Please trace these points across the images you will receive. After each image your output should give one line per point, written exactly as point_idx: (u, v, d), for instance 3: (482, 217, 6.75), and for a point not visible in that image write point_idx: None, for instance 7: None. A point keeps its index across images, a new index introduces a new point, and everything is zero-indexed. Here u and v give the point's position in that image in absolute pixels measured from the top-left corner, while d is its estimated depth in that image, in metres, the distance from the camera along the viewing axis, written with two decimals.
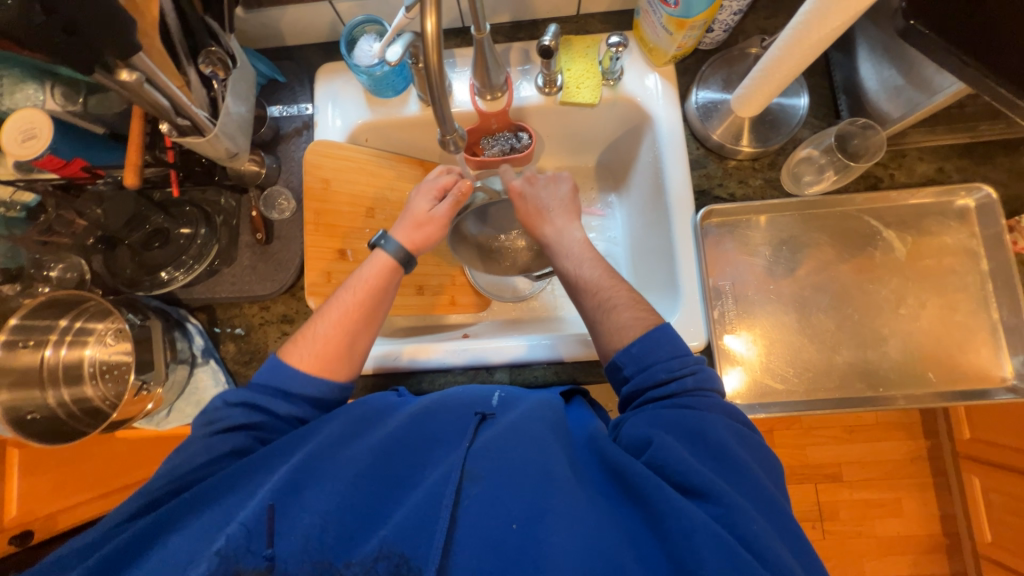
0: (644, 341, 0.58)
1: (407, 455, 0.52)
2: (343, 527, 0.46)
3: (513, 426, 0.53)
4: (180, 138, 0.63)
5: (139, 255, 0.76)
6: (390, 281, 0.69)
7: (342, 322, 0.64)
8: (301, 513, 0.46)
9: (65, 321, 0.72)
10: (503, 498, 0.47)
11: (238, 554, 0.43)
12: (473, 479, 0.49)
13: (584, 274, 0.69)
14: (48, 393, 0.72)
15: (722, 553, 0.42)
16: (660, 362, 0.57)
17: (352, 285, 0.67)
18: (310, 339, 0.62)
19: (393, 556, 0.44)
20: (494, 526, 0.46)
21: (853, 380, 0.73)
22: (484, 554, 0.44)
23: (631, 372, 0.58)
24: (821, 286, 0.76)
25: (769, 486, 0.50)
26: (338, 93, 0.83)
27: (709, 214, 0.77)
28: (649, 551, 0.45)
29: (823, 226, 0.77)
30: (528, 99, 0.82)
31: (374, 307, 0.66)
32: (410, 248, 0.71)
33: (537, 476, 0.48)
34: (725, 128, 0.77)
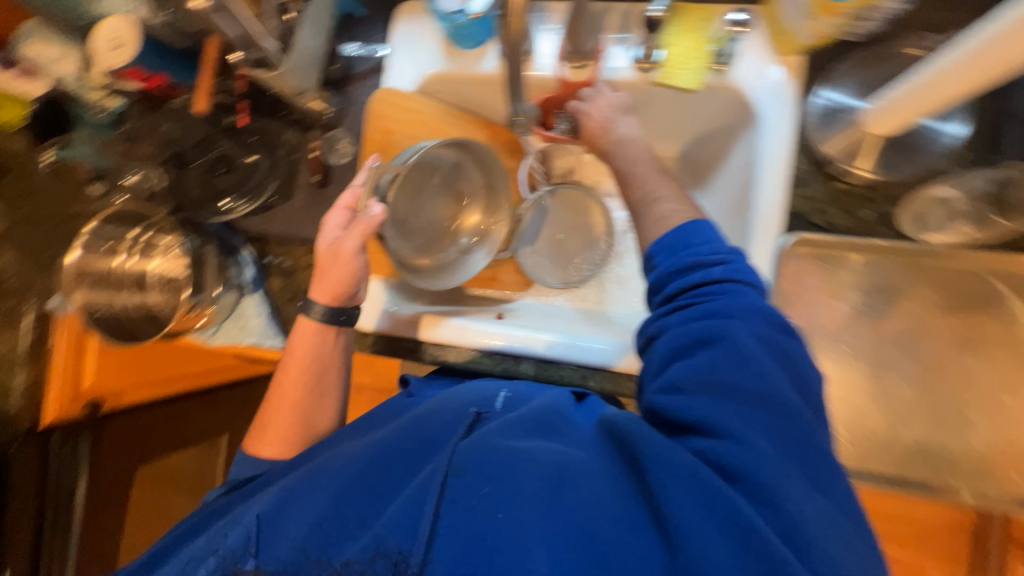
0: (677, 232, 0.53)
1: (399, 453, 0.51)
2: (330, 529, 0.46)
3: (505, 421, 0.51)
4: (250, 71, 0.61)
5: (208, 177, 0.78)
6: (324, 335, 0.68)
7: (288, 404, 0.67)
8: (291, 522, 0.47)
9: (135, 233, 0.78)
10: (489, 487, 0.44)
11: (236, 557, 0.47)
12: (456, 472, 0.45)
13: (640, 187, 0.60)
14: (120, 296, 0.79)
15: (714, 508, 0.38)
16: (693, 249, 0.51)
17: (286, 364, 0.68)
18: (267, 434, 0.66)
19: (391, 552, 0.42)
20: (476, 522, 0.42)
21: (914, 459, 0.65)
22: (466, 546, 0.41)
23: (662, 262, 0.52)
24: (908, 349, 0.66)
25: (800, 407, 0.43)
26: (414, 36, 0.77)
27: (798, 241, 0.66)
28: (645, 513, 0.41)
29: (933, 281, 0.65)
30: (619, 71, 0.73)
31: (322, 368, 0.68)
32: (334, 301, 0.67)
33: (522, 465, 0.45)
34: (843, 141, 0.65)
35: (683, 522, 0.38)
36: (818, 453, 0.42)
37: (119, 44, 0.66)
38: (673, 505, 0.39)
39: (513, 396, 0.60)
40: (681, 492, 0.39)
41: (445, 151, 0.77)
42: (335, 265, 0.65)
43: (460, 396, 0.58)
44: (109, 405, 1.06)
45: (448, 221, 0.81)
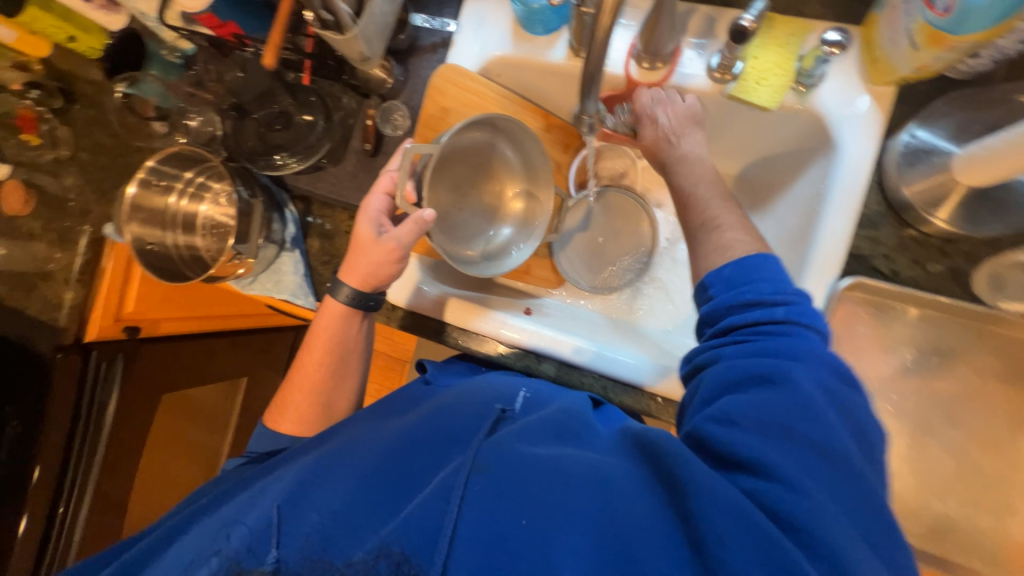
0: (740, 265, 0.52)
1: (422, 446, 0.50)
2: (348, 519, 0.43)
3: (528, 425, 0.51)
4: (321, 32, 0.61)
5: (263, 130, 0.79)
6: (352, 318, 0.69)
7: (308, 385, 0.69)
8: (310, 509, 0.44)
9: (190, 175, 0.80)
10: (513, 491, 0.43)
11: (246, 556, 0.41)
12: (481, 470, 0.44)
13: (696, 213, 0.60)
14: (168, 233, 0.81)
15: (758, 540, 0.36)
16: (753, 285, 0.50)
17: (311, 343, 0.70)
18: (286, 410, 0.69)
19: (394, 552, 0.40)
20: (500, 525, 0.41)
21: (943, 536, 0.60)
22: (487, 552, 0.39)
23: (716, 291, 0.52)
24: (958, 419, 0.61)
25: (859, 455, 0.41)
26: (485, 15, 0.75)
27: (856, 286, 0.62)
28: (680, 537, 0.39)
29: (999, 350, 0.60)
30: (692, 78, 0.68)
31: (343, 350, 0.70)
32: (362, 288, 0.67)
33: (550, 473, 0.44)
34: (926, 186, 0.60)
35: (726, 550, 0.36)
36: (877, 500, 0.39)
37: None
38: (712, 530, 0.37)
39: (530, 398, 0.62)
40: (731, 524, 0.37)
41: (472, 131, 0.73)
42: (374, 249, 0.65)
43: (475, 392, 0.60)
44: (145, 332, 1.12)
45: (490, 200, 0.80)
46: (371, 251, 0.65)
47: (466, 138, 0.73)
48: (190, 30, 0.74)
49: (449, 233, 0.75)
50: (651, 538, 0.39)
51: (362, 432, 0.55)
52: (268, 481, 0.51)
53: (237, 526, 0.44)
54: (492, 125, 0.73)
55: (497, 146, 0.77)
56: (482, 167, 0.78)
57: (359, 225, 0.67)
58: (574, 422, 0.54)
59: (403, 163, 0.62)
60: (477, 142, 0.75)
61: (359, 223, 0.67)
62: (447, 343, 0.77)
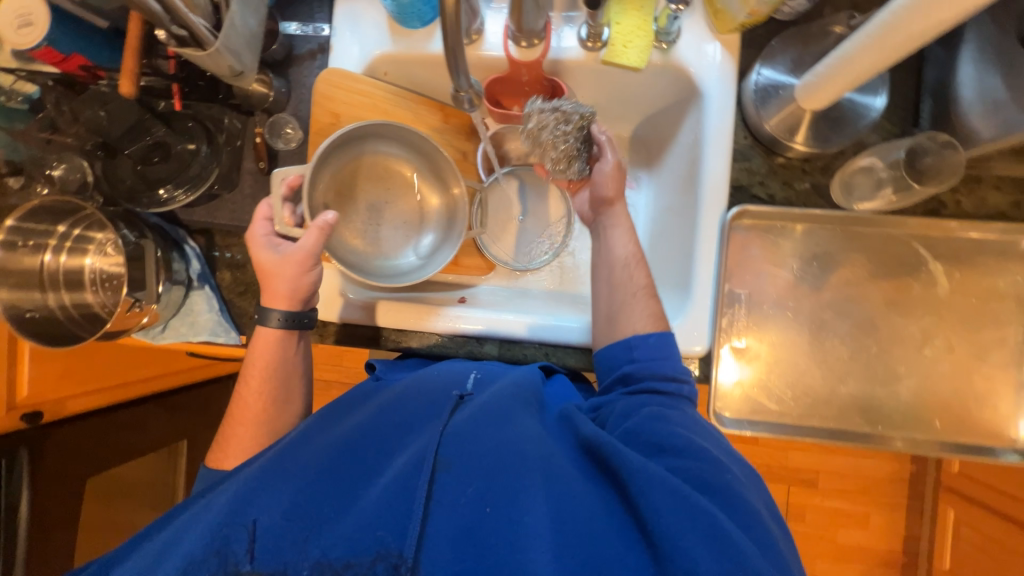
0: (660, 338, 0.63)
1: (378, 441, 0.55)
2: (311, 524, 0.47)
3: (486, 407, 0.56)
4: (179, 50, 0.58)
5: (141, 167, 0.73)
6: (292, 339, 0.67)
7: (251, 415, 0.65)
8: (265, 507, 0.48)
9: (64, 228, 0.73)
10: (478, 484, 0.49)
11: (212, 566, 0.45)
12: (444, 466, 0.50)
13: (634, 278, 0.67)
14: (48, 294, 0.73)
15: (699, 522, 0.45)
16: (665, 361, 0.62)
17: (248, 373, 0.66)
18: (229, 447, 0.64)
19: (393, 554, 0.45)
20: (467, 516, 0.47)
21: (851, 414, 0.70)
22: (456, 540, 0.45)
23: (638, 353, 0.62)
24: (844, 311, 0.71)
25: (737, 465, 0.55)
26: (359, 15, 0.75)
27: (741, 214, 0.70)
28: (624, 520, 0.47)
29: (863, 246, 0.70)
30: (568, 51, 0.73)
31: (282, 372, 0.67)
32: (293, 307, 0.65)
33: (510, 462, 0.50)
34: (781, 118, 0.67)
35: (669, 527, 0.44)
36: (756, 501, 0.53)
37: (27, 22, 0.61)
38: (659, 514, 0.45)
39: (483, 378, 0.64)
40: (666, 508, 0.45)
41: (354, 149, 0.74)
42: (291, 267, 0.63)
43: (430, 381, 0.62)
44: (49, 417, 0.99)
45: (405, 203, 0.80)
46: (280, 270, 0.63)
47: (348, 158, 0.74)
48: (30, 70, 0.67)
49: (366, 248, 0.77)
50: (606, 526, 0.46)
51: (309, 433, 0.57)
52: (217, 494, 0.53)
53: (198, 541, 0.46)
54: (371, 134, 0.74)
55: (391, 154, 0.78)
56: (383, 176, 0.78)
57: (258, 254, 0.64)
58: (528, 397, 0.59)
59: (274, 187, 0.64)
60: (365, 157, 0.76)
61: (256, 252, 0.64)
62: (384, 349, 0.76)
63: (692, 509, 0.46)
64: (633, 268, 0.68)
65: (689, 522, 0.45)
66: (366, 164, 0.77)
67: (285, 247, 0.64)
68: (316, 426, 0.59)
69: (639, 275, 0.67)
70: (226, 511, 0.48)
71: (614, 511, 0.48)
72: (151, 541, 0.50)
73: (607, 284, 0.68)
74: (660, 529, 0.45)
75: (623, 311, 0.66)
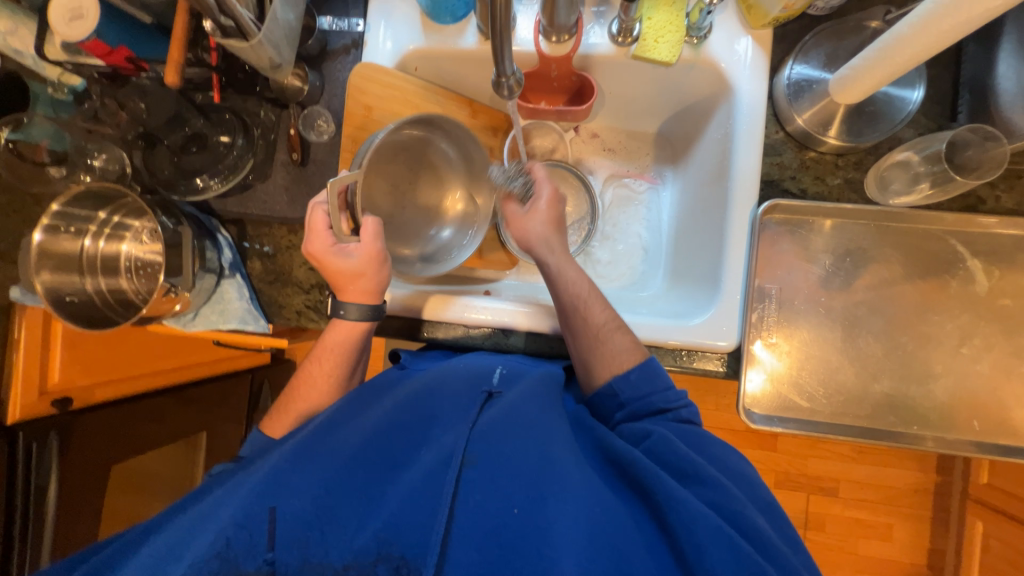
0: (642, 370, 0.62)
1: (403, 433, 0.54)
2: (335, 518, 0.47)
3: (514, 406, 0.55)
4: (223, 41, 0.59)
5: (178, 158, 0.75)
6: (369, 331, 0.68)
7: (315, 393, 0.67)
8: (290, 495, 0.47)
9: (104, 214, 0.75)
10: (503, 485, 0.48)
11: (240, 554, 0.44)
12: (472, 464, 0.49)
13: (591, 319, 0.66)
14: (87, 280, 0.75)
15: (731, 547, 0.45)
16: (657, 393, 0.62)
17: (319, 353, 0.67)
18: (284, 417, 0.66)
19: (393, 557, 0.45)
20: (496, 518, 0.46)
21: (885, 413, 0.68)
22: (483, 543, 0.45)
23: (625, 397, 0.62)
24: (878, 307, 0.69)
25: (750, 475, 0.57)
26: (392, 11, 0.76)
27: (772, 208, 0.69)
28: (654, 540, 0.48)
29: (898, 242, 0.69)
30: (597, 47, 0.73)
31: (348, 364, 0.67)
32: (375, 302, 0.66)
33: (539, 466, 0.49)
34: (814, 112, 0.67)
35: (699, 548, 0.45)
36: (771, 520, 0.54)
37: (78, 15, 0.62)
38: (692, 540, 0.45)
39: (508, 373, 0.63)
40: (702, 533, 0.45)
41: (408, 130, 0.72)
42: (373, 268, 0.64)
43: (456, 374, 0.61)
44: (77, 403, 1.03)
45: (431, 187, 0.79)
46: (364, 269, 0.64)
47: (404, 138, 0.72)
48: (77, 63, 0.69)
49: (397, 235, 0.76)
50: (635, 541, 0.46)
51: (333, 420, 0.57)
52: (238, 481, 0.53)
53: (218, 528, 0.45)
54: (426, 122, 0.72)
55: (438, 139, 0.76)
56: (423, 161, 0.76)
57: (334, 263, 0.63)
58: (553, 398, 0.59)
59: (331, 199, 0.58)
60: (416, 139, 0.74)
61: (330, 263, 0.63)
62: (412, 338, 0.78)
63: (726, 533, 0.46)
64: (591, 305, 0.67)
65: (722, 546, 0.45)
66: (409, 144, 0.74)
67: (354, 246, 0.63)
68: (340, 412, 0.58)
69: (601, 312, 0.66)
70: (250, 498, 0.47)
71: (642, 527, 0.48)
72: (174, 523, 0.50)
73: (571, 334, 0.67)
74: (690, 550, 0.45)
75: (596, 356, 0.64)
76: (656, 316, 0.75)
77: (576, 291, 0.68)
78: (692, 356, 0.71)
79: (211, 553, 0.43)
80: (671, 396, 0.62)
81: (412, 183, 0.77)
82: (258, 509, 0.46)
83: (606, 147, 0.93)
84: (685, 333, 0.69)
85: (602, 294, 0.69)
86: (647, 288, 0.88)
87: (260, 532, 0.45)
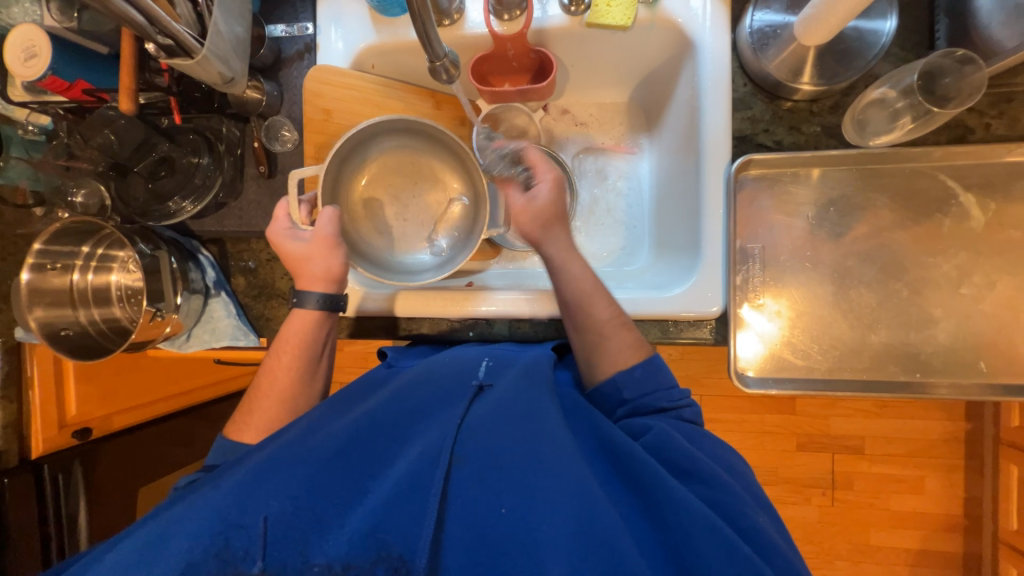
0: (647, 367, 0.62)
1: (388, 431, 0.54)
2: (322, 519, 0.47)
3: (502, 401, 0.55)
4: (168, 61, 0.59)
5: (151, 183, 0.76)
6: (324, 323, 0.69)
7: (279, 391, 0.67)
8: (271, 496, 0.47)
9: (88, 248, 0.77)
10: (493, 481, 0.48)
11: (234, 556, 0.44)
12: (461, 462, 0.50)
13: (597, 317, 0.64)
14: (79, 311, 0.77)
15: (725, 546, 0.45)
16: (661, 391, 0.61)
17: (280, 348, 0.68)
18: (252, 419, 0.66)
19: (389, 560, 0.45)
20: (483, 513, 0.47)
21: (887, 363, 0.66)
22: (475, 542, 0.46)
23: (630, 394, 0.61)
24: (869, 255, 0.66)
25: (748, 473, 0.58)
26: (341, 10, 0.75)
27: (747, 164, 0.67)
28: (647, 538, 0.47)
29: (885, 185, 0.66)
30: (552, 19, 0.71)
31: (313, 353, 0.69)
32: (331, 291, 0.68)
33: (527, 461, 0.49)
34: (783, 59, 0.64)
35: (694, 545, 0.45)
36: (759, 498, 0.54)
37: (32, 54, 0.64)
38: (689, 539, 0.45)
39: (495, 365, 0.63)
40: (703, 535, 0.45)
41: (385, 138, 0.77)
42: (318, 256, 0.67)
43: (443, 369, 0.62)
44: (97, 432, 1.05)
45: (407, 189, 0.82)
46: (311, 254, 0.67)
47: (382, 144, 0.78)
48: (42, 102, 0.71)
49: (366, 228, 0.79)
50: (623, 533, 0.46)
51: (319, 423, 0.57)
52: (217, 484, 0.52)
53: (203, 532, 0.45)
54: (415, 129, 0.76)
55: (433, 149, 0.80)
56: (405, 164, 0.81)
57: (287, 247, 0.67)
58: (544, 388, 0.59)
59: (291, 188, 0.68)
60: (393, 145, 0.79)
61: (283, 247, 0.67)
62: (399, 335, 0.78)
63: (723, 533, 0.45)
64: (594, 302, 0.64)
65: (716, 544, 0.45)
66: (382, 150, 0.79)
67: (308, 234, 0.68)
68: (325, 416, 0.58)
69: (605, 308, 0.64)
70: (234, 500, 0.47)
71: (630, 522, 0.49)
72: (149, 525, 0.49)
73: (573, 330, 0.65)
74: (687, 549, 0.45)
75: (597, 351, 0.64)
76: (635, 289, 0.73)
77: (581, 288, 0.64)
78: (679, 327, 0.69)
79: (205, 557, 0.44)
80: (650, 378, 0.62)
81: (384, 180, 0.81)
82: (242, 512, 0.46)
83: (579, 123, 0.90)
84: (668, 304, 0.68)
85: (608, 292, 0.65)
86: (636, 259, 0.86)
87: (247, 536, 0.45)
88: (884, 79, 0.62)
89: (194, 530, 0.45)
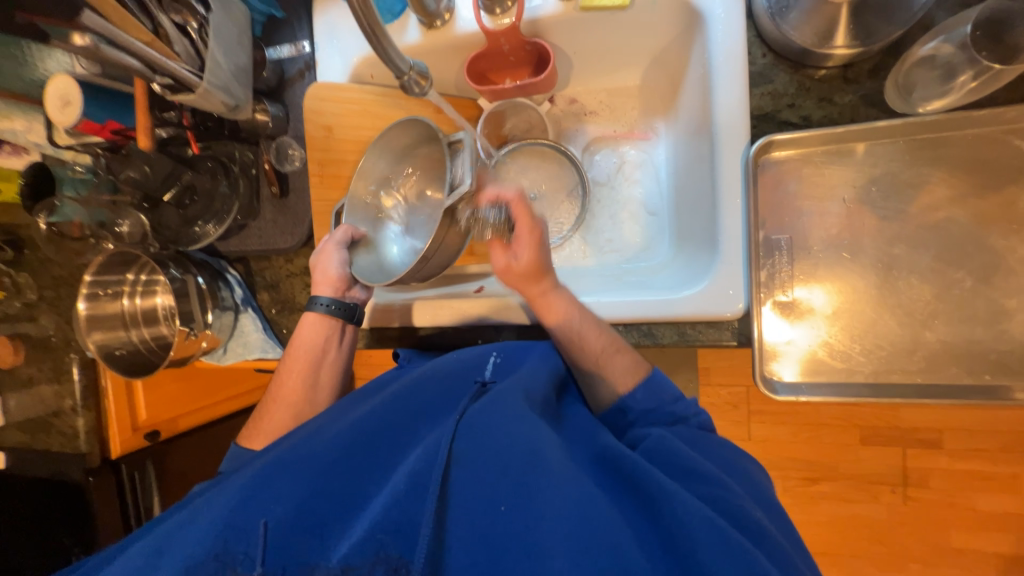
0: (647, 387, 0.60)
1: (391, 432, 0.54)
2: (323, 519, 0.47)
3: (501, 397, 0.53)
4: (174, 97, 0.63)
5: (181, 210, 0.80)
6: (334, 330, 0.72)
7: (285, 399, 0.70)
8: (275, 500, 0.47)
9: (133, 275, 0.84)
10: (490, 481, 0.46)
11: (237, 557, 0.45)
12: (459, 462, 0.48)
13: (588, 348, 0.62)
14: (131, 332, 0.85)
15: (720, 538, 0.40)
16: (666, 408, 0.59)
17: (288, 356, 0.72)
18: (260, 426, 0.70)
19: (390, 558, 0.44)
20: (482, 518, 0.45)
21: (946, 364, 0.57)
22: (475, 544, 0.44)
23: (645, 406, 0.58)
24: (922, 240, 0.57)
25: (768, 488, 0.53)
26: (337, 25, 0.76)
27: (767, 146, 0.59)
28: (645, 535, 0.43)
29: (941, 157, 0.56)
30: (542, 7, 0.67)
31: (317, 360, 0.71)
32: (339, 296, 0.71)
33: (525, 460, 0.47)
34: (809, 23, 0.55)
35: (689, 542, 0.41)
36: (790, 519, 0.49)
37: (64, 100, 0.70)
38: (683, 532, 0.41)
39: (502, 362, 0.63)
40: (698, 527, 0.41)
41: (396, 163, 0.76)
42: (318, 261, 0.71)
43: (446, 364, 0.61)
44: (164, 434, 1.16)
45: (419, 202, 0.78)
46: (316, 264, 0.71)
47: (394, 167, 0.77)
48: (83, 143, 0.78)
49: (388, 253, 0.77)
50: (624, 532, 0.42)
51: (324, 423, 0.57)
52: (224, 487, 0.53)
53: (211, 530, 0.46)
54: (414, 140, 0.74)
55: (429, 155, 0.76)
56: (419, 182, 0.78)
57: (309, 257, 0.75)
58: (543, 388, 0.57)
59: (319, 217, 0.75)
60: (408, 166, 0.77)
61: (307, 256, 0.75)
62: (412, 343, 0.79)
63: (717, 527, 0.41)
64: (585, 334, 0.62)
65: (711, 539, 0.41)
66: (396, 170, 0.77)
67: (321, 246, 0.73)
68: (332, 417, 0.58)
69: (597, 338, 0.62)
70: (239, 501, 0.48)
71: (629, 521, 0.44)
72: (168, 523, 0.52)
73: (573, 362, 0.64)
74: (682, 543, 0.41)
75: (595, 381, 0.63)
76: (649, 291, 0.68)
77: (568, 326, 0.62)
78: (697, 329, 0.64)
79: (210, 556, 0.44)
80: (652, 386, 0.60)
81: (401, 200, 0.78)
82: (249, 516, 0.47)
83: (587, 112, 0.85)
84: (680, 306, 0.62)
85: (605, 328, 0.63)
86: (656, 253, 0.80)
87: (252, 538, 0.46)
88: (932, 31, 0.53)
89: (203, 531, 0.46)
